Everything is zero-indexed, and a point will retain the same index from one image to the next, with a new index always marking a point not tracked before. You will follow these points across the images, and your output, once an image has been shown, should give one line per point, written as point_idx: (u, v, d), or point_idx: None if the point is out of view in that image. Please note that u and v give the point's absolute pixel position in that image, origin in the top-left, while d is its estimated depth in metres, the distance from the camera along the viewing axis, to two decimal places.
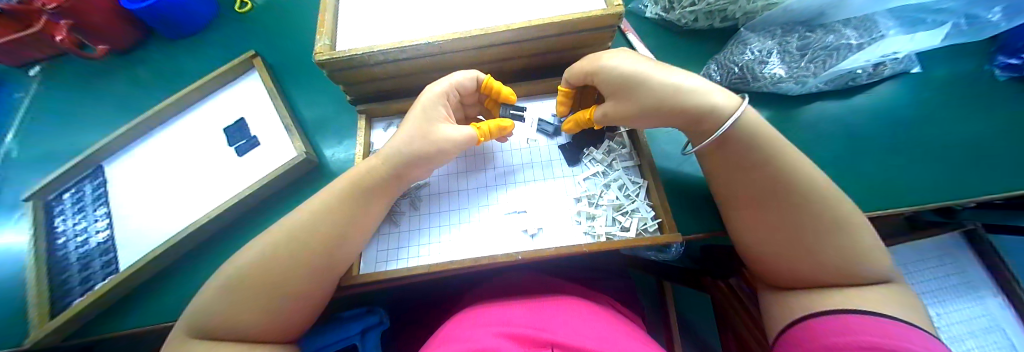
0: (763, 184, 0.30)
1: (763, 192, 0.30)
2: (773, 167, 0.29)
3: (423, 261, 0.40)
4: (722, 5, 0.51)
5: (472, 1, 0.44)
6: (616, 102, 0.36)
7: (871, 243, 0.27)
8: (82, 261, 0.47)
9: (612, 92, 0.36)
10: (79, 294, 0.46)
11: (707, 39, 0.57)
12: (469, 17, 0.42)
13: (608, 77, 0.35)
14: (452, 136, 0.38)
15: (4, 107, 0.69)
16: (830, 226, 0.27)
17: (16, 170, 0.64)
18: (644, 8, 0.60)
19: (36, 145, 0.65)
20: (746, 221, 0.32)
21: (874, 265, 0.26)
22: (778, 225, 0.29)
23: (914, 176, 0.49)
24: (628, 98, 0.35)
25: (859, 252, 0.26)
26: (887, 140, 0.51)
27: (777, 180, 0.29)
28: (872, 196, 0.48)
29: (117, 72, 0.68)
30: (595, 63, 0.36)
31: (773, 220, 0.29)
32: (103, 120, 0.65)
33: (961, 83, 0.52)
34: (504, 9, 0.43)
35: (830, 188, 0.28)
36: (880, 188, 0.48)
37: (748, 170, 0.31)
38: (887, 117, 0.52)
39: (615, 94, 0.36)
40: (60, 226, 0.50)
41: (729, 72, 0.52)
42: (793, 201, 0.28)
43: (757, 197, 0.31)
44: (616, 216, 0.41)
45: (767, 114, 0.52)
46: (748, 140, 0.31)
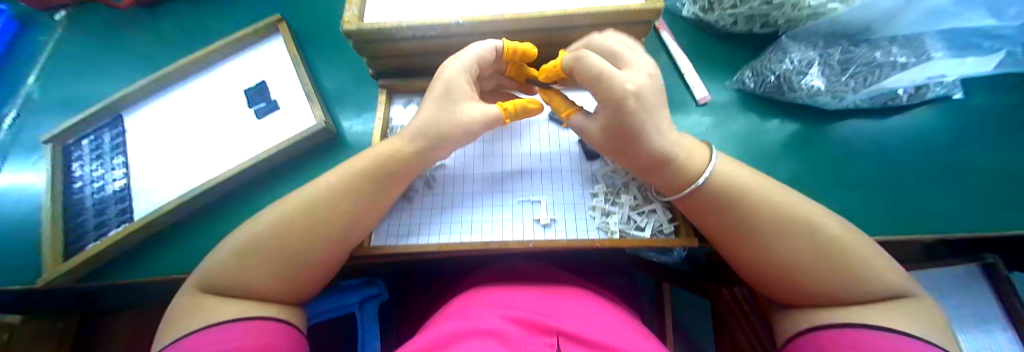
0: (735, 221, 0.31)
1: (733, 234, 0.31)
2: (732, 212, 0.31)
3: (435, 240, 0.40)
4: (765, 10, 0.48)
5: None
6: (603, 133, 0.33)
7: (866, 254, 0.27)
8: (98, 207, 0.48)
9: (606, 124, 0.32)
10: (92, 240, 0.46)
11: (743, 44, 0.55)
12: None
13: (620, 115, 0.30)
14: (477, 116, 0.37)
15: (28, 48, 0.69)
16: (814, 249, 0.27)
17: (36, 112, 0.64)
18: (680, 7, 0.58)
19: (57, 89, 0.66)
20: (737, 257, 0.32)
21: (879, 273, 0.26)
22: (764, 261, 0.29)
23: (943, 205, 0.47)
24: (618, 139, 0.33)
25: (858, 268, 0.26)
26: (918, 165, 0.49)
27: (743, 221, 0.30)
28: (896, 222, 0.47)
29: (141, 23, 0.68)
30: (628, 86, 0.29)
31: (757, 256, 0.30)
32: (125, 70, 0.65)
33: (1004, 114, 0.50)
34: None
35: (802, 215, 0.29)
36: (906, 216, 0.47)
37: (714, 215, 0.32)
38: (921, 141, 0.50)
39: (609, 129, 0.32)
40: (77, 171, 0.50)
41: (763, 80, 0.50)
42: (763, 242, 0.29)
43: (735, 236, 0.31)
44: (633, 215, 0.40)
45: (797, 127, 0.51)
46: (717, 184, 0.32)
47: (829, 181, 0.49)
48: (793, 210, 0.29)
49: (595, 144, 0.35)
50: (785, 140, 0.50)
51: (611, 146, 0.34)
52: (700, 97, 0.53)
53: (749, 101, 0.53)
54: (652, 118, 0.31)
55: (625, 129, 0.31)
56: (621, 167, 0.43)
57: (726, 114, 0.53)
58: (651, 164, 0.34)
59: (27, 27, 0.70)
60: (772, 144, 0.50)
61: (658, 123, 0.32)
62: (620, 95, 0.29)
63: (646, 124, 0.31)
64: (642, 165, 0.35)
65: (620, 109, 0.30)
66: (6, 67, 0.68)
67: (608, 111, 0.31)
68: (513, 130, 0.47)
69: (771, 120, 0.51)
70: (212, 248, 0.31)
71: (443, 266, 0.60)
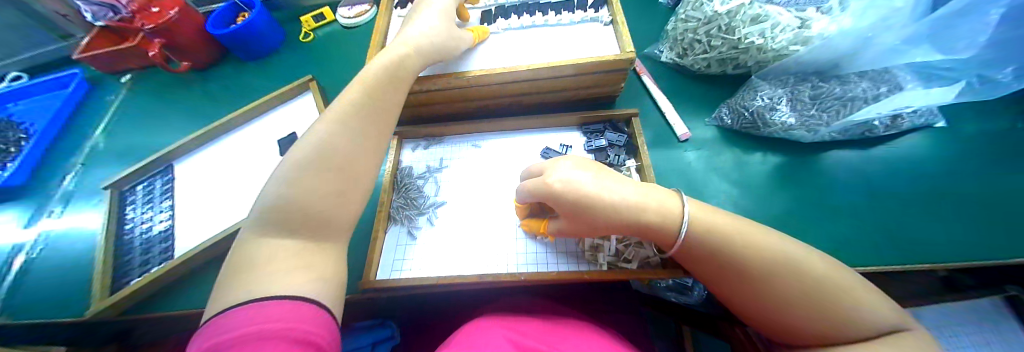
0: (725, 272, 0.31)
1: (726, 279, 0.32)
2: (724, 258, 0.31)
3: (433, 273, 0.43)
4: (733, 54, 0.53)
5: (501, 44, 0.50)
6: (569, 220, 0.36)
7: (849, 282, 0.28)
8: (144, 245, 0.54)
9: (564, 212, 0.36)
10: (136, 275, 0.52)
11: (721, 84, 0.60)
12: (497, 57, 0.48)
13: (564, 199, 0.35)
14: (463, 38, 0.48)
15: (99, 107, 0.81)
16: (806, 291, 0.27)
17: (99, 162, 0.74)
18: (659, 53, 0.64)
19: (119, 141, 0.76)
20: (736, 303, 0.32)
21: (866, 308, 0.26)
22: (764, 307, 0.29)
23: (942, 231, 0.47)
24: (579, 218, 0.35)
25: (849, 304, 0.27)
26: (909, 192, 0.50)
27: (731, 269, 0.31)
28: (896, 249, 0.46)
29: (194, 84, 0.80)
30: (551, 184, 0.35)
31: (756, 303, 0.30)
32: (177, 124, 0.76)
33: (991, 141, 0.52)
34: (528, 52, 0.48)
35: (784, 255, 0.29)
36: (905, 241, 0.46)
37: (708, 261, 0.32)
38: (908, 169, 0.51)
39: (568, 214, 0.36)
40: (130, 213, 0.57)
41: (739, 116, 0.54)
42: (757, 290, 0.29)
43: (729, 284, 0.31)
44: (620, 247, 0.43)
45: (780, 158, 0.53)
46: (699, 234, 0.32)
47: (819, 209, 0.50)
48: (786, 253, 0.29)
49: (571, 229, 0.37)
50: (771, 171, 0.53)
51: (581, 225, 0.36)
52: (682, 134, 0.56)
53: (731, 135, 0.56)
54: (591, 200, 0.34)
55: (580, 214, 0.35)
56: None
57: (710, 147, 0.56)
58: (629, 226, 0.34)
59: (101, 90, 0.83)
60: (759, 176, 0.53)
61: (608, 200, 0.34)
62: (555, 186, 0.35)
63: (588, 207, 0.34)
64: (632, 227, 0.35)
65: (562, 197, 0.35)
66: (79, 125, 0.80)
67: (562, 208, 0.35)
68: (508, 170, 0.52)
69: (755, 153, 0.54)
70: None
71: (449, 301, 0.62)
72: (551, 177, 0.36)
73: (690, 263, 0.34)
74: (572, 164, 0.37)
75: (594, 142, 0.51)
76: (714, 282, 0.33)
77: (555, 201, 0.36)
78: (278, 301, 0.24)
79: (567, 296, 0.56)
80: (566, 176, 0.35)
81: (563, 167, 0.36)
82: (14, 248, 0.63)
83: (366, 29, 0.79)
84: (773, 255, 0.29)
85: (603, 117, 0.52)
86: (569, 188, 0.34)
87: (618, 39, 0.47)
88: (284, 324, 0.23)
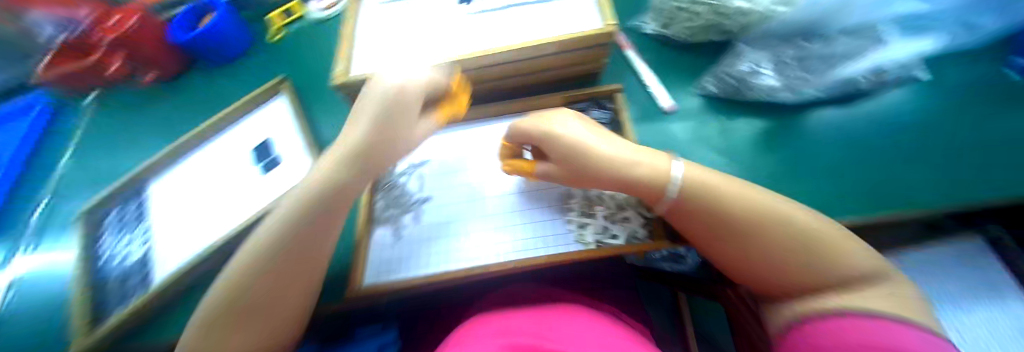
0: (714, 222, 0.31)
1: (717, 234, 0.31)
2: (719, 209, 0.30)
3: (424, 268, 0.41)
4: (713, 19, 0.54)
5: (477, 27, 0.48)
6: (557, 163, 0.36)
7: (830, 231, 0.29)
8: (122, 274, 0.51)
9: (554, 155, 0.36)
10: (115, 306, 0.50)
11: (706, 51, 0.59)
12: (473, 40, 0.47)
13: (558, 144, 0.35)
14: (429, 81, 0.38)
15: (65, 129, 0.78)
16: (797, 238, 0.28)
17: (69, 191, 0.71)
18: (643, 25, 0.63)
19: (89, 168, 0.73)
20: (718, 255, 0.32)
21: (845, 253, 0.27)
22: (753, 256, 0.29)
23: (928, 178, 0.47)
24: (569, 165, 0.35)
25: (833, 250, 0.27)
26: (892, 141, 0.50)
27: (723, 221, 0.30)
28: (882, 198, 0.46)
29: (159, 97, 0.76)
30: (550, 128, 0.36)
31: (745, 253, 0.30)
32: (149, 142, 0.72)
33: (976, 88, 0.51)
34: (505, 34, 0.47)
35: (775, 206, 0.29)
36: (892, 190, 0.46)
37: (697, 214, 0.31)
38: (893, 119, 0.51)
39: (557, 157, 0.36)
40: (105, 241, 0.54)
41: (723, 83, 0.54)
42: (750, 240, 0.29)
43: (717, 236, 0.31)
44: (606, 224, 0.42)
45: (768, 123, 0.52)
46: (694, 189, 0.32)
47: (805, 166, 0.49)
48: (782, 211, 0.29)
49: (558, 174, 0.37)
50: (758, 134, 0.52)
51: (568, 169, 0.36)
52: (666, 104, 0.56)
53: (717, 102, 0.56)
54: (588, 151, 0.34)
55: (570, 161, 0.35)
56: None
57: (698, 118, 0.55)
58: (623, 182, 0.34)
59: (64, 113, 0.79)
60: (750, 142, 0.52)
61: (606, 151, 0.34)
62: (553, 131, 0.35)
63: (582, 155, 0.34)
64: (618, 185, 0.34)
65: (557, 142, 0.35)
66: (48, 149, 0.76)
67: (556, 151, 0.35)
68: (493, 157, 0.50)
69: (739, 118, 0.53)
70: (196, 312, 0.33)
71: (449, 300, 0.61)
72: (551, 121, 0.36)
73: (679, 222, 0.33)
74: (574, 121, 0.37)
75: None
76: (703, 237, 0.33)
77: (549, 145, 0.36)
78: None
79: (564, 278, 0.55)
80: (564, 126, 0.36)
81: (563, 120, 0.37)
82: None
83: (335, 26, 0.76)
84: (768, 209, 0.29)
85: (586, 96, 0.51)
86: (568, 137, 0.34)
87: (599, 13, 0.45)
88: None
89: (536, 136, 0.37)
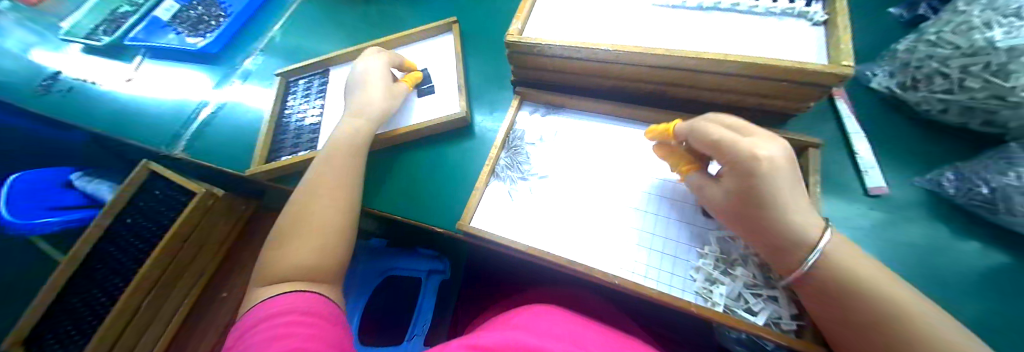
0: (861, 338, 0.28)
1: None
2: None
3: (546, 246, 0.44)
4: (993, 107, 0.38)
5: (657, 24, 0.46)
6: (726, 195, 0.34)
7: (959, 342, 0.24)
8: (294, 132, 0.63)
9: (731, 186, 0.33)
10: (285, 153, 0.61)
11: (941, 136, 0.47)
12: (647, 32, 0.45)
13: (751, 181, 0.31)
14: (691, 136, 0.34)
15: (262, 36, 0.95)
16: None
17: (275, 55, 0.90)
18: (872, 76, 0.53)
19: (296, 42, 0.91)
20: None
21: None
22: None
23: None
24: (745, 205, 0.32)
25: None
26: None
27: (865, 339, 0.28)
28: None
29: (359, 6, 0.90)
30: (751, 153, 0.30)
31: None
32: (339, 38, 0.86)
33: None
34: (684, 35, 0.44)
35: (915, 310, 0.26)
36: None
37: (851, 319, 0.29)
38: None
39: (733, 191, 0.33)
40: (292, 102, 0.68)
41: (970, 190, 0.41)
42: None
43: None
44: (745, 293, 0.38)
45: (1012, 262, 0.39)
46: (833, 276, 0.30)
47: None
48: None
49: (715, 201, 0.36)
50: (938, 257, 0.41)
51: (734, 210, 0.34)
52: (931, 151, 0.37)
53: (938, 206, 0.44)
54: (743, 180, 0.32)
55: (745, 192, 0.32)
56: None
57: (897, 214, 0.45)
58: (777, 241, 0.32)
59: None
60: (966, 273, 0.40)
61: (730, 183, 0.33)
62: (747, 156, 0.31)
63: (775, 198, 0.30)
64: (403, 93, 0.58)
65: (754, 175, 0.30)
66: (249, 39, 0.95)
67: (735, 176, 0.33)
68: (626, 158, 0.51)
69: (969, 240, 0.41)
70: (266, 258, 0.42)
71: (497, 272, 0.70)
72: (757, 145, 0.31)
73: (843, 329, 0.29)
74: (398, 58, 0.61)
75: None
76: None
77: (741, 169, 0.31)
78: (283, 296, 0.36)
79: (625, 300, 0.60)
80: (763, 148, 0.31)
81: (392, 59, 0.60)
82: (199, 104, 0.85)
83: None
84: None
85: None
86: (745, 162, 0.31)
87: (688, 32, 0.43)
88: (295, 305, 0.34)
89: (725, 155, 0.33)
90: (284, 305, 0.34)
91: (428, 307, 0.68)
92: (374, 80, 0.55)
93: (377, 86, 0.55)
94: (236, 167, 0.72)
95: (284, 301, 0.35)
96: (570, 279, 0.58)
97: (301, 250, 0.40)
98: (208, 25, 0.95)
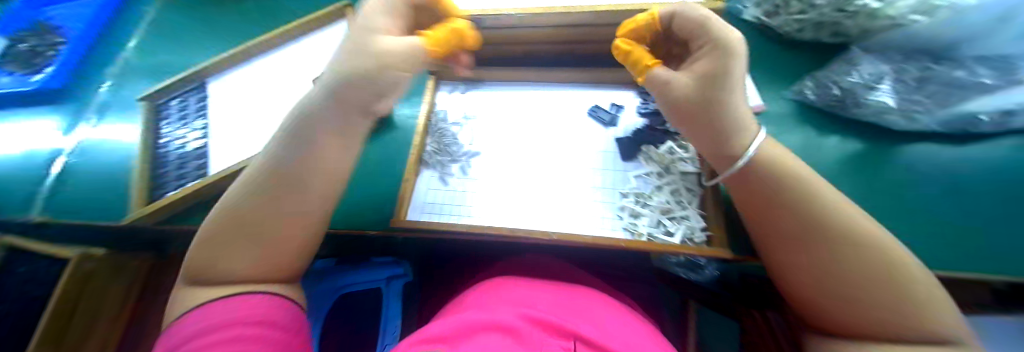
0: (794, 225, 0.31)
1: (797, 239, 0.30)
2: (835, 248, 0.28)
3: (487, 222, 0.44)
4: (837, 18, 0.46)
5: None
6: (693, 81, 0.33)
7: (869, 226, 0.29)
8: (178, 161, 0.53)
9: (702, 70, 0.33)
10: (171, 188, 0.52)
11: (804, 53, 0.55)
12: None
13: (728, 56, 0.31)
14: (394, 43, 0.29)
15: (111, 56, 0.77)
16: (849, 240, 0.28)
17: (134, 76, 0.74)
18: (743, 9, 0.58)
19: (157, 56, 0.75)
20: (778, 258, 0.33)
21: (884, 256, 0.27)
22: (800, 243, 0.30)
23: (962, 216, 0.45)
24: (711, 86, 0.32)
25: (885, 264, 0.26)
26: (935, 195, 0.46)
27: (797, 225, 0.30)
28: (938, 242, 0.44)
29: (229, 3, 0.77)
30: (730, 32, 0.31)
31: (803, 249, 0.30)
32: (214, 44, 0.74)
33: (1007, 172, 0.46)
34: None
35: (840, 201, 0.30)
36: (956, 238, 0.44)
37: (783, 212, 0.31)
38: (952, 179, 0.46)
39: (703, 73, 0.32)
40: (165, 128, 0.56)
41: (825, 93, 0.49)
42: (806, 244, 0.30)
43: (786, 239, 0.31)
44: (662, 219, 0.42)
45: (860, 147, 0.49)
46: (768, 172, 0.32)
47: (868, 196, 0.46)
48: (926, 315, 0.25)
49: (677, 93, 0.34)
50: (810, 156, 0.49)
51: (698, 94, 0.33)
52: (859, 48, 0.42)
53: (807, 113, 0.52)
54: (718, 61, 0.31)
55: (720, 70, 0.31)
56: (655, 170, 0.46)
57: (778, 125, 0.52)
58: (728, 128, 0.33)
59: (128, 0, 0.81)
60: (829, 164, 0.48)
61: (705, 67, 0.32)
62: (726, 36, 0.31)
63: (739, 81, 0.32)
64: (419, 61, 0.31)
65: (730, 52, 0.31)
66: (99, 64, 0.76)
67: (711, 57, 0.32)
68: (548, 119, 0.51)
69: (830, 136, 0.50)
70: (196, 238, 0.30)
71: (456, 258, 0.70)
72: (731, 30, 0.32)
73: (757, 205, 0.34)
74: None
75: (648, 105, 0.50)
76: (776, 246, 0.32)
77: (716, 49, 0.32)
78: (222, 300, 0.26)
79: (576, 254, 0.64)
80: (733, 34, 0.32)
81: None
82: (48, 155, 0.67)
83: None
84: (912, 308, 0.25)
85: None
86: (725, 40, 0.31)
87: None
88: (244, 310, 0.25)
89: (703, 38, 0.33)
90: (225, 316, 0.24)
91: (395, 314, 0.61)
92: (375, 28, 0.30)
93: (376, 37, 0.30)
94: (116, 219, 0.60)
95: (224, 308, 0.25)
96: (522, 247, 0.60)
97: (248, 240, 0.28)
98: (36, 53, 0.73)
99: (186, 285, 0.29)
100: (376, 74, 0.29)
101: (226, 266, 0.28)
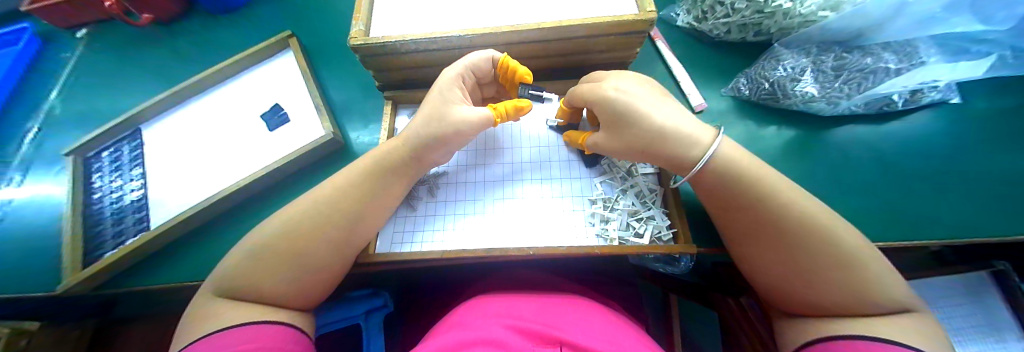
0: (755, 223, 0.33)
1: (758, 236, 0.33)
2: (789, 244, 0.30)
3: (458, 245, 0.43)
4: (757, 19, 0.50)
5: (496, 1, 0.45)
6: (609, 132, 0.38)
7: (826, 214, 0.30)
8: (116, 216, 0.49)
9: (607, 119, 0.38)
10: (110, 247, 0.48)
11: (737, 50, 0.59)
12: (492, 10, 0.44)
13: (609, 105, 0.36)
14: (468, 116, 0.40)
15: (29, 108, 0.70)
16: (809, 229, 0.30)
17: (60, 127, 0.68)
18: (676, 16, 0.62)
19: (83, 103, 0.69)
20: (748, 254, 0.34)
21: (841, 241, 0.29)
22: (764, 239, 0.32)
23: (890, 186, 0.50)
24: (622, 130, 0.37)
25: (841, 251, 0.29)
26: (867, 171, 0.51)
27: (761, 220, 0.32)
28: (873, 212, 0.49)
29: (160, 40, 0.72)
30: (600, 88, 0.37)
31: (767, 245, 0.32)
32: (149, 87, 0.69)
33: (922, 142, 0.52)
34: (525, 6, 0.44)
35: (798, 196, 0.32)
36: (888, 207, 0.49)
37: (745, 209, 0.33)
38: (879, 154, 0.52)
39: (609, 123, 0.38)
40: (97, 182, 0.52)
41: (758, 88, 0.53)
42: (770, 238, 0.32)
43: (753, 236, 0.33)
44: (631, 221, 0.44)
45: (797, 133, 0.53)
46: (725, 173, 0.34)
47: (806, 177, 0.51)
48: (884, 293, 0.27)
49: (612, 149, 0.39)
50: (753, 145, 0.53)
51: (621, 141, 0.37)
52: (772, 64, 0.51)
53: (749, 105, 0.55)
54: (607, 111, 0.37)
55: (614, 118, 0.37)
56: (618, 175, 0.47)
57: (723, 119, 0.55)
58: (669, 154, 0.36)
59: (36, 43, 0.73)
60: (770, 151, 0.53)
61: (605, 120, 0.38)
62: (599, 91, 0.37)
63: (636, 115, 0.35)
64: (487, 125, 0.42)
65: (605, 102, 0.37)
66: (16, 116, 0.70)
67: (602, 111, 0.38)
68: (510, 134, 0.52)
69: (770, 126, 0.54)
70: (224, 256, 0.34)
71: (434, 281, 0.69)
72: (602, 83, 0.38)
73: (720, 208, 0.36)
74: (490, 63, 0.43)
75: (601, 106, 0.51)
76: (739, 242, 0.35)
77: (598, 105, 0.38)
78: (245, 326, 0.28)
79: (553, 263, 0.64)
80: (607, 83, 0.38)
81: (474, 66, 0.42)
82: None
83: None
84: (869, 286, 0.27)
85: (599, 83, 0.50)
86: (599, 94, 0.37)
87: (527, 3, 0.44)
88: (260, 342, 0.27)
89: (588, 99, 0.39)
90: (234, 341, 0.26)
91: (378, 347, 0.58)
92: (452, 98, 0.41)
93: (452, 107, 0.40)
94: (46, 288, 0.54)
95: (246, 335, 0.27)
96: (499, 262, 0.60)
97: (282, 266, 0.32)
98: None
99: (218, 295, 0.31)
100: (451, 134, 0.40)
101: (260, 286, 0.31)
